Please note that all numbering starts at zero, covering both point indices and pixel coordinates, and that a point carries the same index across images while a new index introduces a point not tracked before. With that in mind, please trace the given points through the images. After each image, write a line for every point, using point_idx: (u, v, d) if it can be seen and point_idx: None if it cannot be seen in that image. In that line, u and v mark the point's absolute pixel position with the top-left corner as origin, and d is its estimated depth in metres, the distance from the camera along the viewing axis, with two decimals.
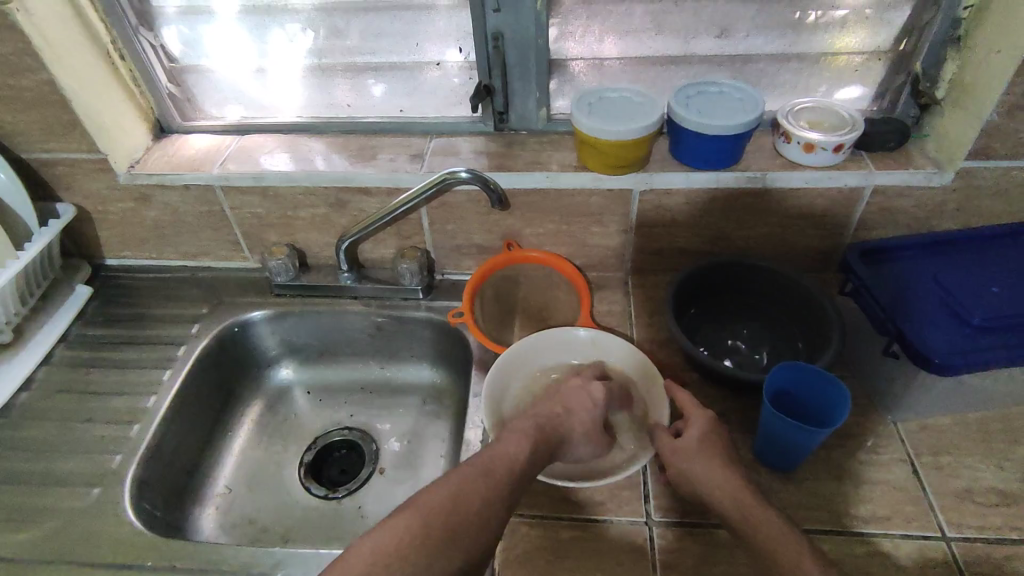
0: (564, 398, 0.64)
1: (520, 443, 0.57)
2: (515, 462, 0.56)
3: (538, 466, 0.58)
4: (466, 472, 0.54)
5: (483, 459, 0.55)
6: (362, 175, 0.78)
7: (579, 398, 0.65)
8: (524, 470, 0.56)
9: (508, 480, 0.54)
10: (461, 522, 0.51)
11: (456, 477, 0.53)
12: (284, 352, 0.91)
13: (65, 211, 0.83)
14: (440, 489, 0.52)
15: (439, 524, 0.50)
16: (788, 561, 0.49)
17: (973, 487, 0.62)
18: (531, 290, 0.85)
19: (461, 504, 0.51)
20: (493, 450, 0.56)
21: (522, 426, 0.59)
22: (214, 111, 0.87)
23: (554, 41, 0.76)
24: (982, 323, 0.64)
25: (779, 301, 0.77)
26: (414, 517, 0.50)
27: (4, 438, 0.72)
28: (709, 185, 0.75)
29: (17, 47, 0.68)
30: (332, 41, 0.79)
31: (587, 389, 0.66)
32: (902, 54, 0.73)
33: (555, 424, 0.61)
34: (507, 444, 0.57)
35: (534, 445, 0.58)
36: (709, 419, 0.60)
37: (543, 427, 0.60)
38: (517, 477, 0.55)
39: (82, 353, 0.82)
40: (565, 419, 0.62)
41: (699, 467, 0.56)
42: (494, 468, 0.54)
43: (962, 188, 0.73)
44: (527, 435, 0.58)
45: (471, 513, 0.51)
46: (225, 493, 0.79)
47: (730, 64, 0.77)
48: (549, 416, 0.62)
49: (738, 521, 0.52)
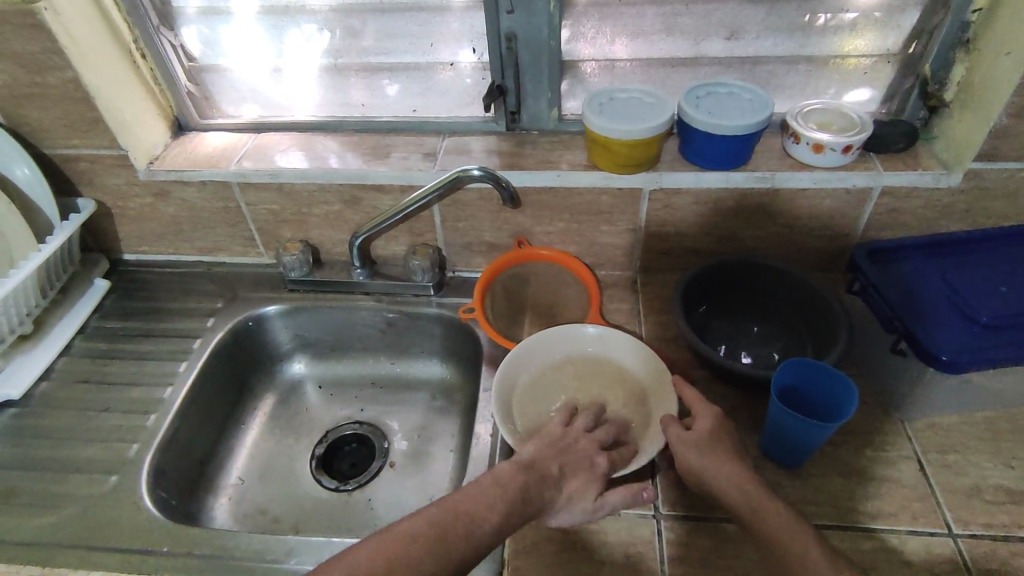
0: (561, 461, 0.59)
1: (490, 509, 0.53)
2: (474, 529, 0.52)
3: (504, 533, 0.54)
4: (412, 530, 0.51)
5: (436, 516, 0.52)
6: (375, 173, 0.79)
7: (577, 465, 0.59)
8: (482, 539, 0.52)
9: (457, 546, 0.51)
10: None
11: (398, 535, 0.51)
12: (297, 347, 0.92)
13: (86, 205, 0.84)
14: (378, 546, 0.50)
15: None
16: (797, 550, 0.50)
17: (980, 485, 0.63)
18: (541, 288, 0.86)
19: (396, 568, 0.49)
20: (453, 509, 0.53)
21: (502, 484, 0.55)
22: (230, 109, 0.89)
23: (566, 42, 0.78)
24: (990, 321, 0.65)
25: (788, 301, 0.77)
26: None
27: (25, 426, 0.74)
28: (717, 185, 0.76)
29: (44, 45, 0.70)
30: (348, 41, 0.80)
31: (589, 456, 0.60)
32: (910, 56, 0.74)
33: (541, 486, 0.57)
34: (475, 504, 0.53)
35: (506, 513, 0.54)
36: (715, 414, 0.60)
37: (526, 490, 0.55)
38: (470, 542, 0.52)
39: (100, 345, 0.84)
40: (553, 485, 0.57)
41: (705, 458, 0.56)
42: (445, 532, 0.51)
43: (970, 189, 0.74)
44: (503, 496, 0.54)
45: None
46: (238, 485, 0.80)
47: (740, 65, 0.78)
48: (539, 475, 0.57)
49: (744, 511, 0.53)
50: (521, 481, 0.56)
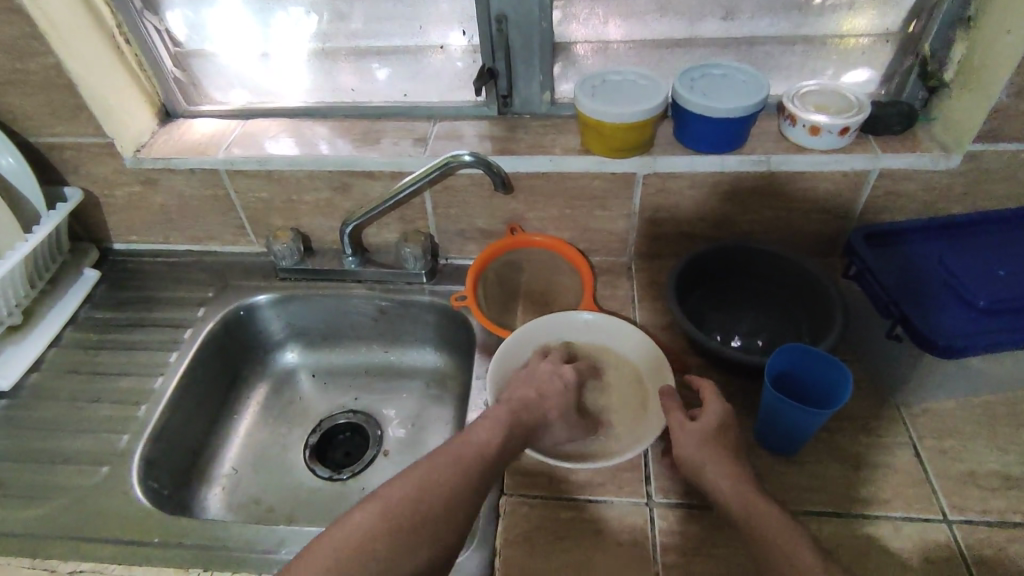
0: (533, 385, 0.64)
1: (491, 429, 0.57)
2: (485, 449, 0.56)
3: (510, 451, 0.58)
4: (433, 462, 0.53)
5: (448, 449, 0.55)
6: (366, 160, 0.78)
7: (550, 382, 0.65)
8: (495, 456, 0.56)
9: (478, 467, 0.54)
10: (428, 514, 0.50)
11: (420, 469, 0.53)
12: (290, 336, 0.91)
13: (72, 194, 0.83)
14: (403, 481, 0.52)
15: (403, 516, 0.49)
16: (785, 550, 0.49)
17: (976, 471, 0.62)
18: (534, 275, 0.85)
19: (426, 495, 0.51)
20: (461, 440, 0.56)
21: (494, 412, 0.60)
22: (218, 95, 0.87)
23: (558, 24, 0.76)
24: (988, 305, 0.64)
25: (784, 286, 0.77)
26: (376, 511, 0.50)
27: (14, 417, 0.74)
28: (712, 168, 0.74)
29: (23, 30, 0.69)
30: (336, 24, 0.79)
31: (554, 374, 0.66)
32: (910, 35, 0.72)
33: (527, 408, 0.61)
34: (477, 432, 0.57)
35: (507, 431, 0.58)
36: (724, 410, 0.59)
37: (515, 412, 0.60)
38: (486, 462, 0.55)
39: (90, 335, 0.83)
40: (537, 406, 0.62)
41: (706, 454, 0.56)
42: (463, 458, 0.54)
43: (969, 171, 0.72)
44: (498, 421, 0.59)
45: (436, 505, 0.51)
46: (232, 474, 0.80)
47: (735, 46, 0.76)
48: (522, 400, 0.62)
49: (736, 509, 0.52)
50: (509, 407, 0.61)
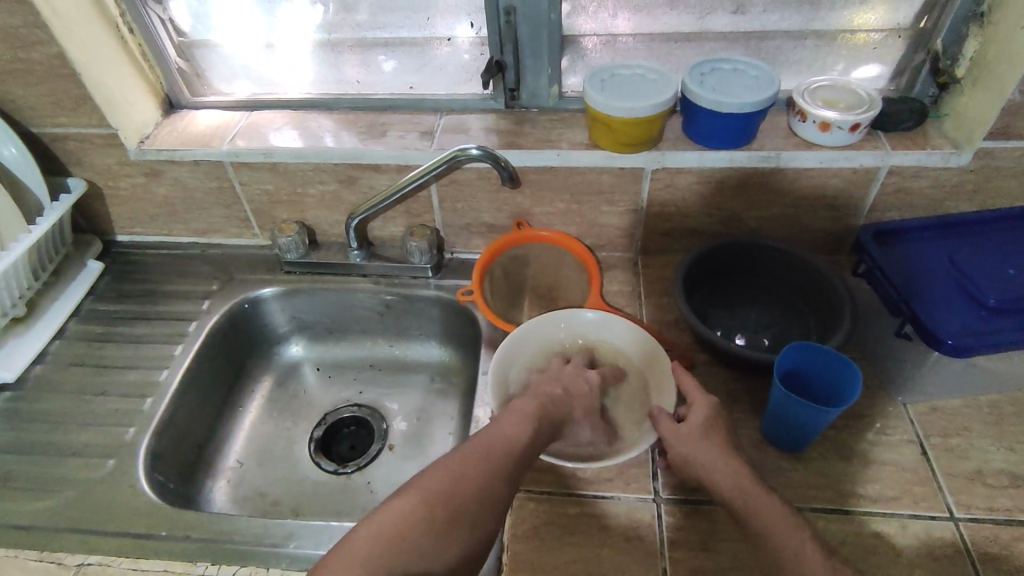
0: (559, 384, 0.64)
1: (522, 422, 0.57)
2: (517, 442, 0.55)
3: (538, 446, 0.58)
4: (465, 454, 0.53)
5: (479, 439, 0.55)
6: (372, 153, 0.77)
7: (575, 385, 0.65)
8: (524, 451, 0.55)
9: (510, 459, 0.54)
10: (462, 506, 0.50)
11: (453, 461, 0.53)
12: (295, 329, 0.91)
13: (76, 184, 0.83)
14: (438, 471, 0.52)
15: (439, 506, 0.50)
16: (792, 543, 0.49)
17: (983, 469, 0.62)
18: (540, 270, 0.84)
19: (460, 486, 0.51)
20: (492, 431, 0.56)
21: (524, 404, 0.59)
22: (222, 86, 0.86)
23: (566, 17, 0.76)
24: (997, 304, 0.64)
25: (790, 284, 0.76)
26: (412, 501, 0.50)
27: (20, 409, 0.74)
28: (721, 164, 0.74)
29: (25, 19, 0.68)
30: (342, 16, 0.79)
31: (580, 377, 0.66)
32: (922, 31, 0.72)
33: (553, 404, 0.61)
34: (508, 425, 0.56)
35: (536, 425, 0.58)
36: (711, 405, 0.59)
37: (545, 407, 0.60)
38: (518, 455, 0.55)
39: (95, 327, 0.83)
40: (562, 403, 0.62)
41: (702, 456, 0.55)
42: (496, 449, 0.54)
43: (980, 168, 0.72)
44: (528, 414, 0.58)
45: (468, 498, 0.51)
46: (237, 468, 0.80)
47: (745, 41, 0.76)
48: (549, 396, 0.62)
49: (740, 509, 0.52)
50: (538, 401, 0.60)
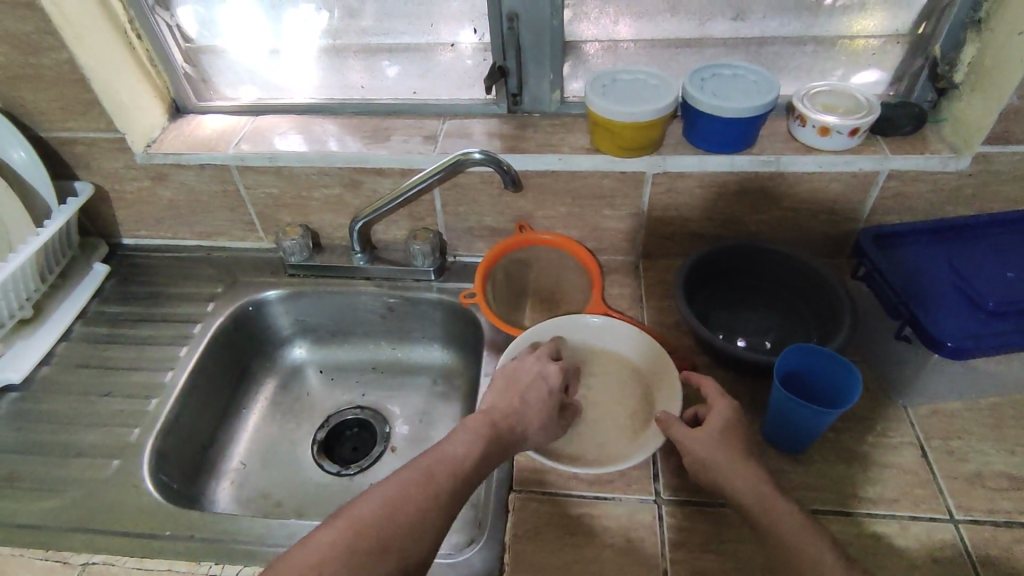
0: (516, 390, 0.63)
1: (468, 442, 0.56)
2: (462, 463, 0.54)
3: (489, 462, 0.56)
4: (403, 478, 0.51)
5: (422, 461, 0.53)
6: (376, 156, 0.78)
7: (536, 387, 0.64)
8: (471, 472, 0.54)
9: (451, 483, 0.52)
10: (394, 534, 0.48)
11: (390, 486, 0.50)
12: (298, 332, 0.92)
13: (83, 188, 0.83)
14: (374, 496, 0.49)
15: (371, 535, 0.47)
16: (808, 554, 0.49)
17: (983, 471, 0.62)
18: (543, 274, 0.85)
19: (395, 513, 0.48)
20: (437, 452, 0.54)
21: (473, 422, 0.58)
22: (228, 91, 0.87)
23: (568, 23, 0.77)
24: (996, 307, 0.64)
25: (792, 289, 0.77)
26: (342, 528, 0.47)
27: (26, 410, 0.74)
28: (722, 168, 0.75)
29: (36, 25, 0.69)
30: (347, 22, 0.80)
31: (540, 377, 0.65)
32: (920, 37, 0.72)
33: (509, 417, 0.60)
34: (456, 445, 0.55)
35: (486, 443, 0.57)
36: (732, 410, 0.59)
37: (496, 424, 0.58)
38: (461, 477, 0.53)
39: (100, 330, 0.83)
40: (520, 412, 0.61)
41: (721, 461, 0.55)
42: (435, 473, 0.52)
43: (978, 173, 0.73)
44: (478, 432, 0.57)
45: (403, 525, 0.48)
46: (240, 469, 0.80)
47: (745, 47, 0.76)
48: (504, 411, 0.60)
49: (759, 517, 0.52)
50: (490, 418, 0.59)
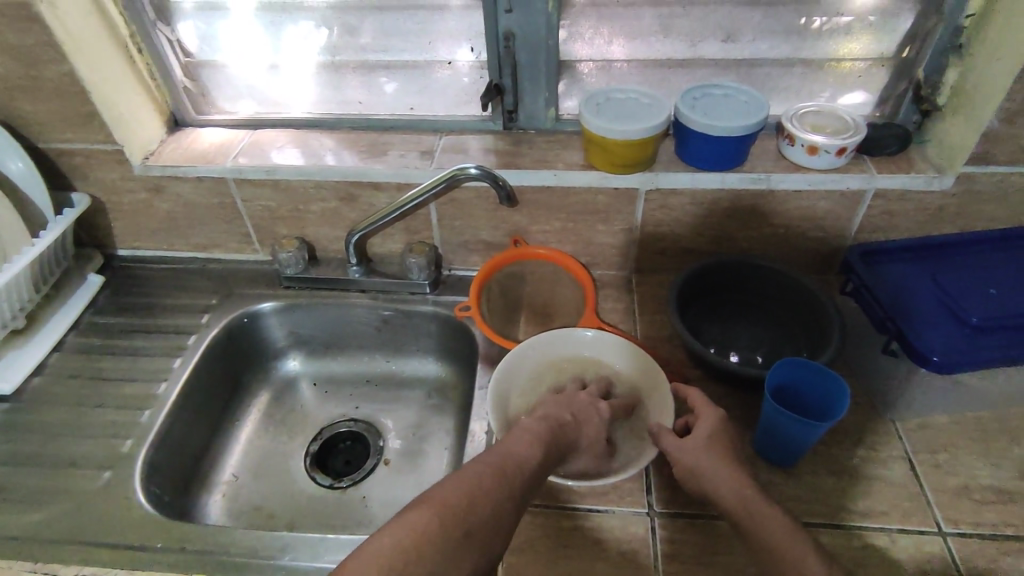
0: (568, 409, 0.64)
1: (533, 444, 0.57)
2: (526, 463, 0.55)
3: (544, 470, 0.57)
4: (481, 469, 0.53)
5: (491, 458, 0.54)
6: (373, 171, 0.79)
7: (587, 413, 0.65)
8: (534, 474, 0.55)
9: (521, 480, 0.54)
10: (479, 521, 0.49)
11: (471, 475, 0.52)
12: (293, 344, 0.92)
13: (80, 200, 0.84)
14: (454, 484, 0.51)
15: (455, 522, 0.48)
16: (792, 556, 0.49)
17: (970, 484, 0.63)
18: (537, 289, 0.86)
19: (478, 501, 0.50)
20: (504, 449, 0.56)
21: (533, 426, 0.60)
22: (226, 105, 0.88)
23: (563, 43, 0.78)
24: (980, 322, 0.66)
25: (781, 304, 0.78)
26: (432, 511, 0.48)
27: (17, 421, 0.74)
28: (713, 185, 0.76)
29: (39, 38, 0.70)
30: (346, 39, 0.81)
31: (591, 406, 0.65)
32: (904, 60, 0.74)
33: (562, 430, 0.61)
34: (518, 444, 0.57)
35: (545, 450, 0.58)
36: (719, 417, 0.60)
37: (554, 431, 0.60)
38: (528, 478, 0.55)
39: (93, 340, 0.83)
40: (571, 429, 0.62)
41: (709, 466, 0.56)
42: (508, 468, 0.54)
43: (962, 192, 0.75)
44: (538, 436, 0.58)
45: (486, 513, 0.50)
46: (232, 481, 0.80)
47: (736, 68, 0.78)
48: (558, 419, 0.62)
49: (745, 520, 0.52)
50: (548, 424, 0.60)
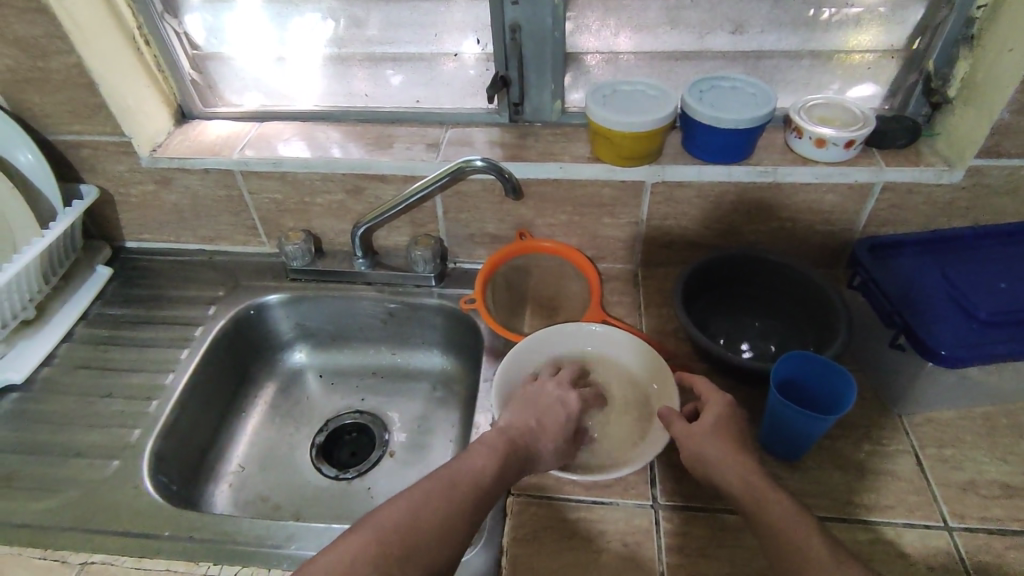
0: (533, 413, 0.64)
1: (487, 457, 0.58)
2: (481, 477, 0.56)
3: (505, 481, 0.58)
4: (425, 488, 0.53)
5: (443, 475, 0.55)
6: (378, 163, 0.79)
7: (554, 412, 0.64)
8: (489, 488, 0.56)
9: (471, 495, 0.54)
10: (419, 540, 0.50)
11: (413, 495, 0.53)
12: (299, 336, 0.92)
13: (88, 192, 0.84)
14: (396, 506, 0.52)
15: (393, 544, 0.49)
16: (799, 542, 0.49)
17: (977, 479, 0.63)
18: (542, 282, 0.86)
19: (417, 520, 0.51)
20: (457, 464, 0.56)
21: (491, 439, 0.60)
22: (233, 98, 0.88)
23: (570, 35, 0.78)
24: (989, 317, 0.65)
25: (789, 298, 0.78)
26: (368, 535, 0.49)
27: (27, 410, 0.75)
28: (720, 178, 0.76)
29: (47, 29, 0.70)
30: (352, 31, 0.81)
31: (558, 404, 0.66)
32: (915, 52, 0.74)
33: (525, 438, 0.61)
34: (474, 459, 0.57)
35: (502, 461, 0.58)
36: (727, 403, 0.60)
37: (514, 442, 0.60)
38: (480, 492, 0.55)
39: (101, 331, 0.84)
40: (536, 433, 0.62)
41: (715, 452, 0.56)
42: (455, 483, 0.54)
43: (971, 186, 0.74)
44: (495, 449, 0.59)
45: (427, 531, 0.51)
46: (238, 472, 0.81)
47: (744, 60, 0.78)
48: (521, 427, 0.62)
49: (751, 507, 0.52)
50: (507, 434, 0.60)
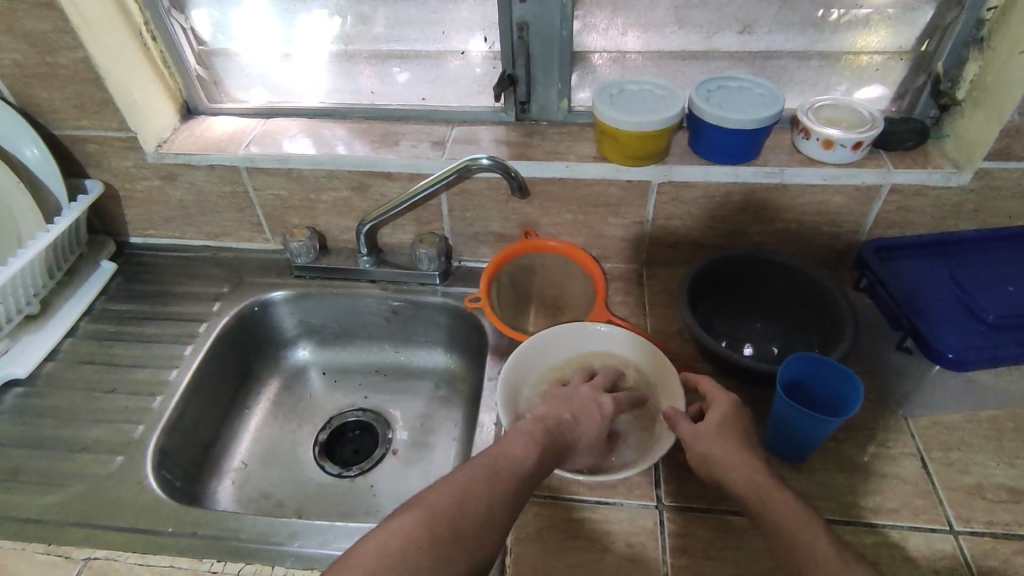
0: (568, 406, 0.64)
1: (526, 447, 0.57)
2: (521, 466, 0.55)
3: (543, 470, 0.57)
4: (469, 474, 0.53)
5: (485, 463, 0.55)
6: (384, 161, 0.79)
7: (587, 408, 0.64)
8: (529, 478, 0.55)
9: (513, 484, 0.54)
10: (466, 526, 0.50)
11: (458, 481, 0.53)
12: (302, 333, 0.92)
13: (93, 186, 0.84)
14: (442, 491, 0.52)
15: (440, 529, 0.49)
16: (806, 542, 0.49)
17: (983, 483, 0.63)
18: (546, 281, 0.86)
19: (463, 506, 0.51)
20: (496, 452, 0.56)
21: (528, 428, 0.59)
22: (239, 94, 0.88)
23: (577, 34, 0.78)
24: (996, 320, 0.66)
25: (795, 299, 0.77)
26: (415, 518, 0.49)
27: (31, 405, 0.75)
28: (727, 178, 0.75)
29: (54, 24, 0.70)
30: (359, 28, 0.81)
31: (593, 402, 0.65)
32: (924, 53, 0.73)
33: (561, 430, 0.61)
34: (513, 447, 0.57)
35: (541, 451, 0.58)
36: (732, 403, 0.60)
37: (550, 432, 0.60)
38: (522, 480, 0.55)
39: (105, 326, 0.84)
40: (570, 427, 0.62)
41: (722, 452, 0.56)
42: (498, 470, 0.54)
43: (979, 189, 0.74)
44: (533, 438, 0.58)
45: (474, 517, 0.51)
46: (241, 469, 0.81)
47: (752, 60, 0.78)
48: (555, 419, 0.62)
49: (758, 508, 0.52)
50: (544, 425, 0.60)
